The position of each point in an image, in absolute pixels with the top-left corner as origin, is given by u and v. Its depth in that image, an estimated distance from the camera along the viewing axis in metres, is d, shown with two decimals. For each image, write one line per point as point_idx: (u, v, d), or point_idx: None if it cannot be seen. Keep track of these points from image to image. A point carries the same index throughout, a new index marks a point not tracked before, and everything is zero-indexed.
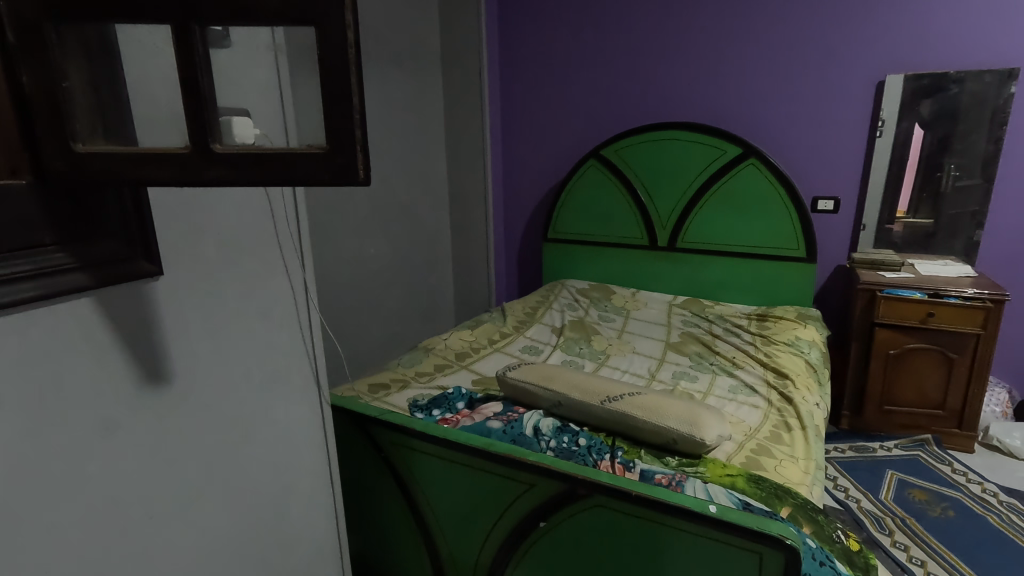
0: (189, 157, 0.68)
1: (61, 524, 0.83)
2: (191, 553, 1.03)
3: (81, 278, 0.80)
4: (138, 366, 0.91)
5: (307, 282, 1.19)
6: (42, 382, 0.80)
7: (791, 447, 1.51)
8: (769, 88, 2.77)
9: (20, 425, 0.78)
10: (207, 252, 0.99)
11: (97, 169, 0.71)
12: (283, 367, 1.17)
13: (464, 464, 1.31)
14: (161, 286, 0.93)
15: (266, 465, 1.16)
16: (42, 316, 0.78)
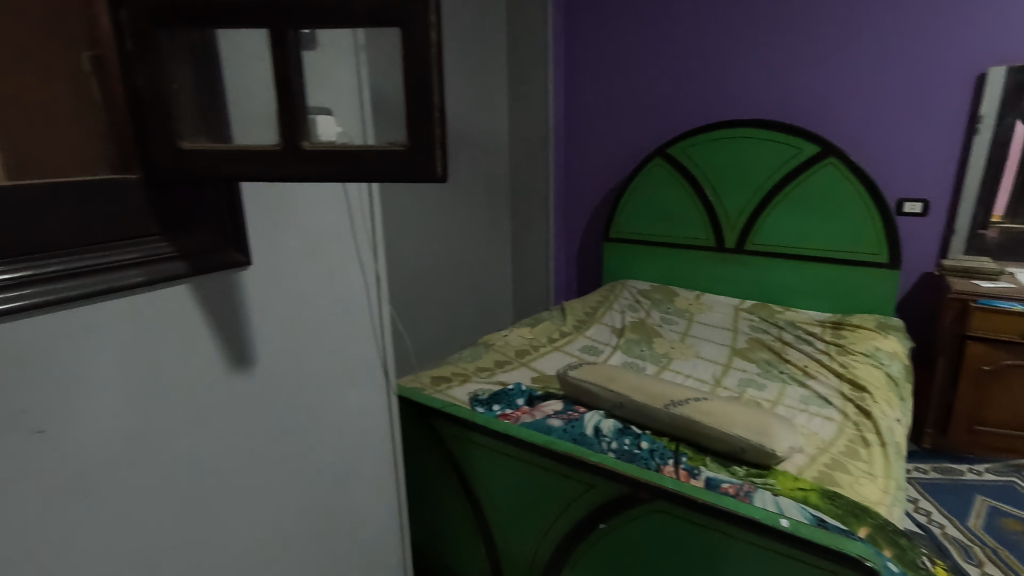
0: (280, 154, 0.72)
1: (155, 492, 0.91)
2: (266, 529, 1.09)
3: (179, 267, 0.86)
4: (226, 350, 0.97)
5: (378, 275, 1.23)
6: (144, 361, 0.87)
7: (869, 463, 1.42)
8: (852, 82, 2.62)
9: (123, 400, 0.85)
10: (289, 244, 1.04)
11: (197, 164, 0.76)
12: (354, 357, 1.21)
13: (524, 460, 1.32)
14: (248, 276, 0.98)
15: (336, 449, 1.21)
16: (145, 301, 0.85)
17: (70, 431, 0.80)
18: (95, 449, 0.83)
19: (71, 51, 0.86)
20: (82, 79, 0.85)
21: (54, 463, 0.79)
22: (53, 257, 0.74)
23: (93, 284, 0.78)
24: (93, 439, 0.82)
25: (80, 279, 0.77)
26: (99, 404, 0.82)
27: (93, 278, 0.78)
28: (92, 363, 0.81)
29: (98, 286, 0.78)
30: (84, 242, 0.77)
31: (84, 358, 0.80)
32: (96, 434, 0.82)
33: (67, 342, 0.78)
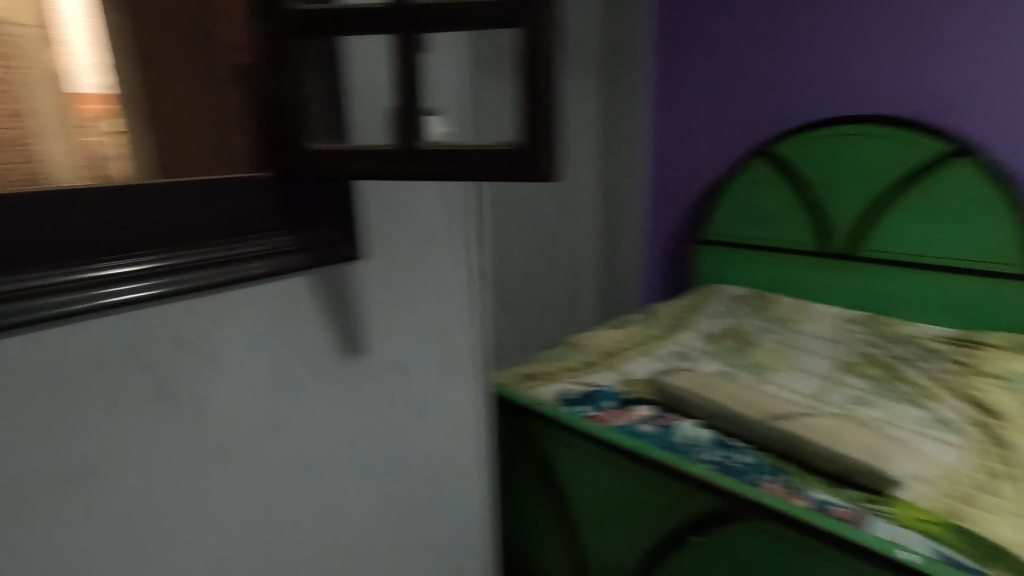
0: (398, 153, 0.76)
1: (275, 467, 0.98)
2: (368, 509, 1.14)
3: (300, 258, 0.92)
4: (339, 339, 1.03)
5: (477, 272, 1.26)
6: (270, 344, 0.94)
7: (1006, 500, 1.25)
8: (995, 65, 2.28)
9: (251, 379, 0.93)
10: (399, 241, 1.09)
11: (321, 162, 0.82)
12: (452, 351, 1.24)
13: (615, 464, 1.30)
14: (362, 269, 1.04)
15: (432, 440, 1.24)
16: (273, 289, 0.93)
17: (208, 404, 0.88)
18: (227, 423, 0.91)
19: (212, 64, 0.95)
20: (221, 87, 0.94)
21: (194, 433, 0.87)
22: (197, 247, 0.81)
23: (229, 273, 0.84)
24: (226, 414, 0.90)
25: (219, 269, 0.83)
26: (231, 381, 0.90)
27: (229, 267, 0.84)
28: (228, 344, 0.89)
29: (233, 275, 0.84)
30: (223, 234, 0.84)
31: (221, 339, 0.88)
32: (228, 410, 0.91)
33: (209, 324, 0.87)
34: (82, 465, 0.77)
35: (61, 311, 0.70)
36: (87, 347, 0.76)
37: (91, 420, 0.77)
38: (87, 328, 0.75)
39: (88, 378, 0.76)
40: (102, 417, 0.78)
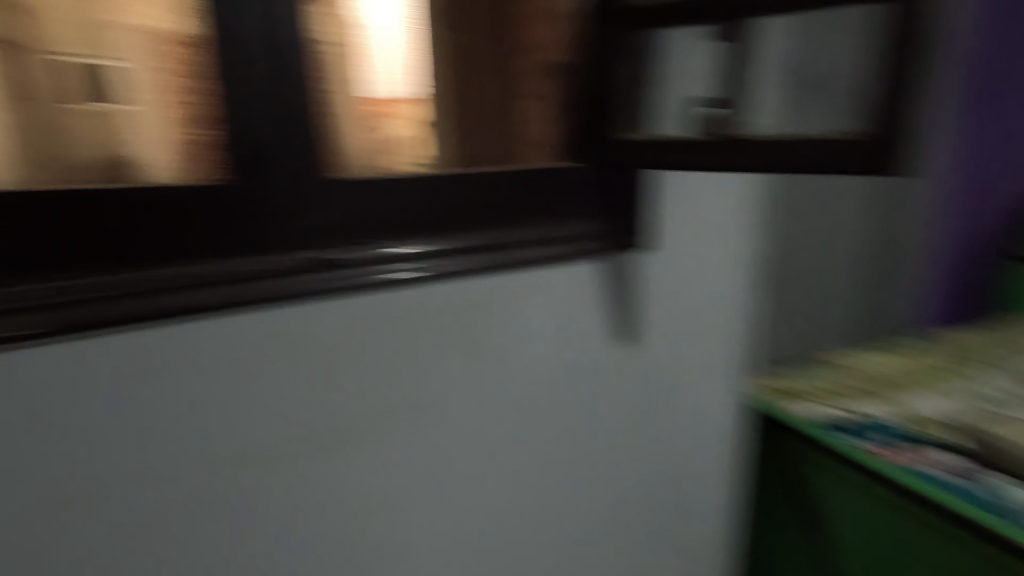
0: (722, 141, 0.74)
1: (555, 440, 1.02)
2: (619, 499, 1.12)
3: (601, 244, 0.96)
4: (622, 325, 1.03)
5: (761, 273, 1.17)
6: (567, 321, 0.97)
7: None
8: None
9: (549, 354, 0.97)
10: (689, 232, 1.06)
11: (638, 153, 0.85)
12: (725, 352, 1.17)
13: (909, 516, 0.96)
14: (652, 258, 1.03)
15: (692, 440, 1.19)
16: (575, 270, 0.96)
17: (511, 370, 0.94)
18: (525, 391, 0.96)
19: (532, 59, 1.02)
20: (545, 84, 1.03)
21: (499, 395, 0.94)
22: (526, 226, 0.90)
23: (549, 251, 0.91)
24: (524, 382, 0.96)
25: (542, 245, 0.91)
26: (532, 353, 0.95)
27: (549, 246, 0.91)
28: (533, 317, 0.94)
29: (537, 255, 0.90)
30: (546, 217, 0.92)
31: (529, 311, 0.93)
32: (526, 378, 0.96)
33: (521, 296, 0.92)
34: (418, 400, 0.88)
35: (419, 273, 0.82)
36: (427, 306, 0.85)
37: (429, 365, 0.88)
38: (435, 289, 0.86)
39: (431, 328, 0.86)
40: (435, 363, 0.88)
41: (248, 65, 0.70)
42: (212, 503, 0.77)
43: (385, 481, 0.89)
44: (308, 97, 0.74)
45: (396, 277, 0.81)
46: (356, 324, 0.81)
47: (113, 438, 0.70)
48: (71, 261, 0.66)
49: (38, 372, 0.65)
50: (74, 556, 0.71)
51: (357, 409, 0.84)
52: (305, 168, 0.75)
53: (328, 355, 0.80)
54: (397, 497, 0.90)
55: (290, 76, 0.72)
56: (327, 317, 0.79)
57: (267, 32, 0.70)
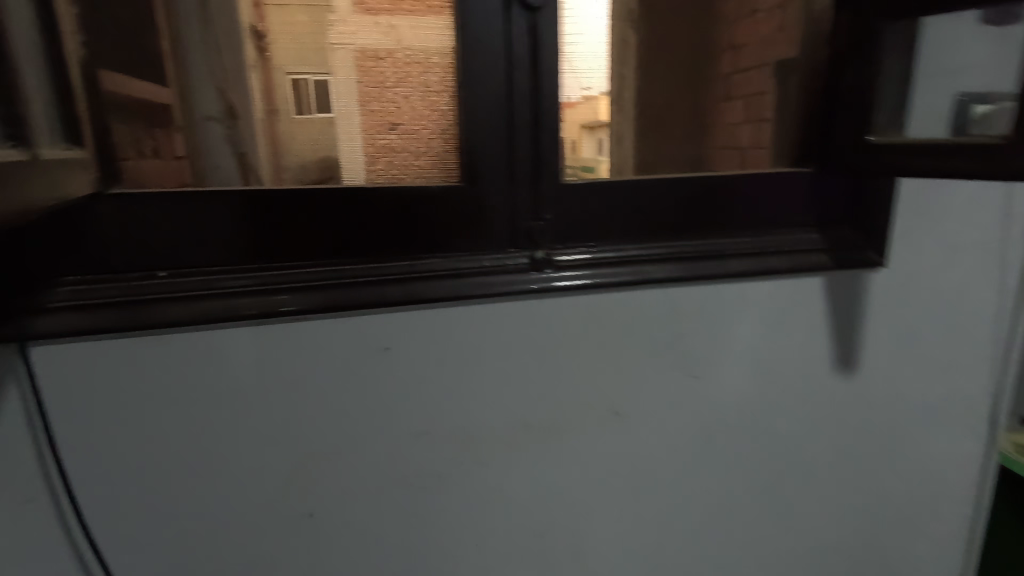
0: (1004, 147, 0.61)
1: (749, 469, 0.93)
2: (818, 542, 1.01)
3: (821, 259, 0.84)
4: (838, 351, 0.91)
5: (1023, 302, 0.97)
6: (776, 341, 0.88)
7: None
8: None
9: (751, 376, 0.88)
10: (931, 249, 0.90)
11: (883, 158, 0.75)
12: (965, 393, 0.99)
13: None
14: (881, 278, 0.89)
15: (912, 490, 1.02)
16: (790, 285, 0.86)
17: (711, 388, 0.87)
18: (722, 413, 0.89)
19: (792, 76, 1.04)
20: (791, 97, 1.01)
21: (694, 414, 0.88)
22: (736, 235, 0.83)
23: (762, 264, 0.82)
24: (722, 403, 0.89)
25: (756, 256, 0.83)
26: (734, 373, 0.88)
27: (764, 256, 0.83)
28: (738, 334, 0.86)
29: (756, 268, 0.82)
30: (761, 225, 0.84)
31: (735, 328, 0.85)
32: (725, 399, 0.89)
33: (728, 310, 0.84)
34: (619, 406, 0.84)
35: (632, 280, 0.78)
36: (634, 312, 0.80)
37: (633, 372, 0.83)
38: (647, 296, 0.80)
39: (641, 336, 0.82)
40: (639, 372, 0.83)
41: (488, 61, 0.70)
42: (423, 481, 0.79)
43: (579, 484, 0.86)
44: (545, 93, 0.72)
45: (609, 282, 0.77)
46: (569, 324, 0.78)
47: (349, 409, 0.74)
48: (322, 248, 0.70)
49: (297, 343, 0.70)
50: (309, 512, 0.76)
51: (561, 409, 0.82)
52: (529, 168, 0.74)
53: (541, 352, 0.79)
54: (580, 506, 0.88)
55: (526, 72, 0.71)
56: (543, 315, 0.77)
57: (515, 28, 0.70)
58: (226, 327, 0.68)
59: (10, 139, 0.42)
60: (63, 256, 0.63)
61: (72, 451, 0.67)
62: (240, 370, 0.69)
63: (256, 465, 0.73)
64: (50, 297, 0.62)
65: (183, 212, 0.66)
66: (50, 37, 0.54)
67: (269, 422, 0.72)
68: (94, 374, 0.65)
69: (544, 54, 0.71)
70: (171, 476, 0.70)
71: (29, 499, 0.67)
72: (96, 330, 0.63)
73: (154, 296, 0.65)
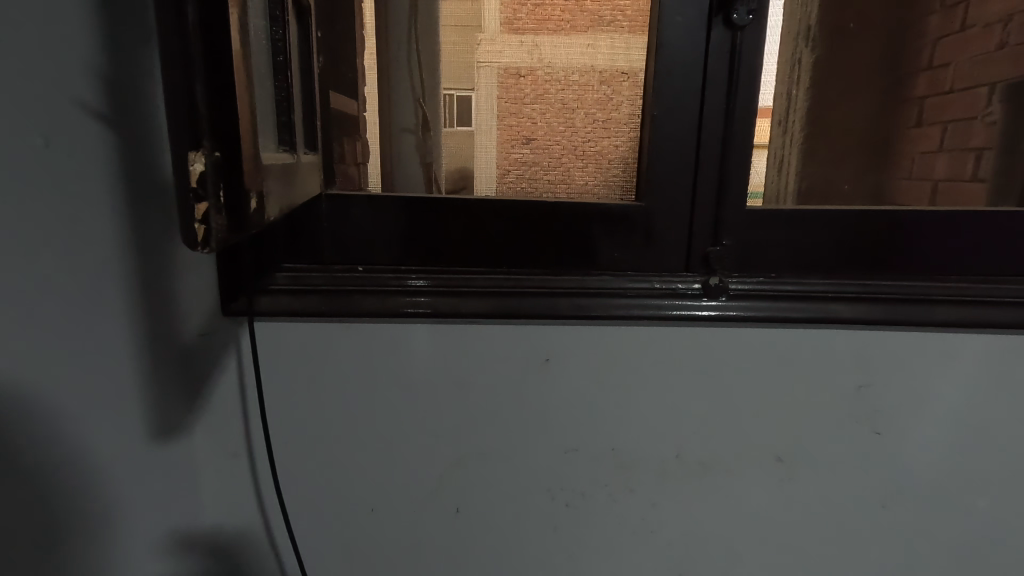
0: None
1: (933, 545, 0.81)
2: None
3: None
4: None
5: None
6: (985, 404, 0.75)
7: None
8: None
9: (947, 440, 0.77)
10: None
11: None
12: None
13: None
14: None
15: None
16: (1011, 342, 0.73)
17: (895, 447, 0.77)
18: (907, 477, 0.79)
19: None
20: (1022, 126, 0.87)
21: (873, 473, 0.78)
22: (945, 279, 0.73)
23: (982, 314, 0.70)
24: (908, 465, 0.78)
25: (975, 305, 0.71)
26: (925, 435, 0.77)
27: (984, 306, 0.71)
28: (936, 390, 0.75)
29: (971, 317, 0.70)
30: (975, 271, 0.73)
31: (933, 382, 0.75)
32: (912, 462, 0.78)
33: (926, 363, 0.74)
34: (785, 452, 0.78)
35: (816, 315, 0.71)
36: (813, 351, 0.74)
37: (806, 417, 0.76)
38: (832, 336, 0.73)
39: (817, 379, 0.75)
40: (810, 417, 0.76)
41: (683, 81, 0.69)
42: (569, 496, 0.79)
43: (728, 528, 0.81)
44: (737, 116, 0.69)
45: (789, 316, 0.71)
46: (735, 355, 0.74)
47: (506, 413, 0.76)
48: (498, 257, 0.73)
49: (468, 345, 0.73)
50: (456, 506, 0.79)
51: (719, 444, 0.77)
52: (710, 189, 0.71)
53: (703, 381, 0.75)
54: (728, 551, 0.82)
55: (720, 92, 0.69)
56: (711, 343, 0.73)
57: (714, 46, 0.68)
58: (408, 323, 0.73)
59: (284, 143, 0.49)
60: (287, 248, 0.72)
61: (271, 417, 0.75)
62: (414, 363, 0.74)
63: (416, 454, 0.77)
64: (271, 281, 0.71)
65: (383, 216, 0.73)
66: (306, 56, 0.62)
67: (433, 416, 0.76)
68: (296, 352, 0.73)
69: (741, 73, 0.68)
70: (345, 451, 0.77)
71: (232, 454, 0.77)
72: (302, 313, 0.70)
73: (352, 288, 0.71)
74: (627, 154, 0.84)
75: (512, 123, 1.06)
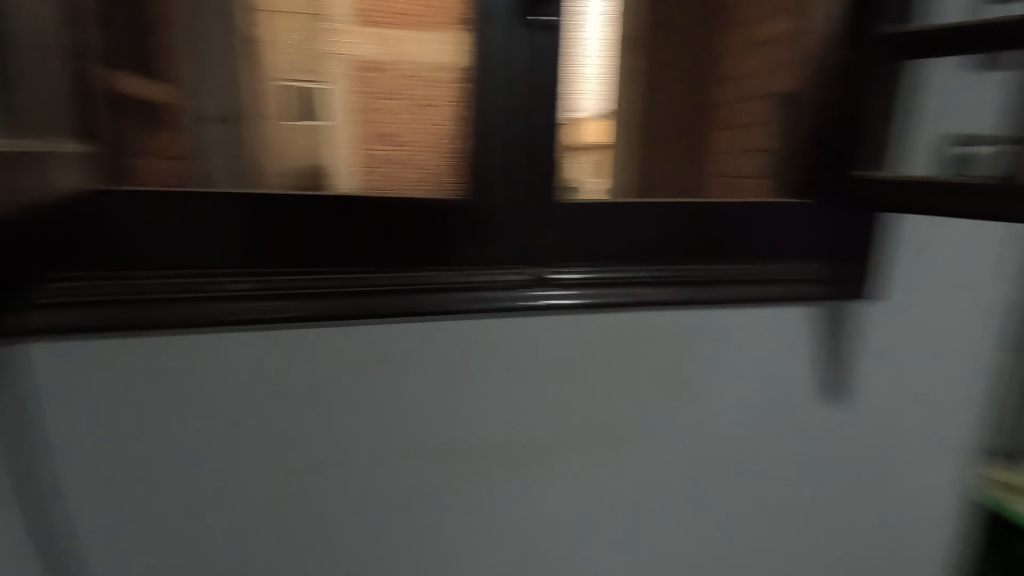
0: None
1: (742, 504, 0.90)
2: None
3: (812, 288, 0.83)
4: (831, 383, 0.88)
5: (1010, 343, 0.95)
6: (774, 371, 0.85)
7: None
8: None
9: (747, 407, 0.86)
10: (923, 285, 0.88)
11: (876, 199, 0.74)
12: (950, 434, 0.96)
13: None
14: (874, 314, 0.87)
15: (911, 532, 0.98)
16: (785, 314, 0.84)
17: (707, 418, 0.85)
18: (718, 444, 0.86)
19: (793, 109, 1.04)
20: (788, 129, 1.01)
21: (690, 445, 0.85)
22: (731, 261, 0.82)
23: (757, 291, 0.81)
24: (717, 434, 0.86)
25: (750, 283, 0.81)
26: (728, 404, 0.85)
27: (758, 284, 0.81)
28: (734, 362, 0.84)
29: (747, 295, 0.81)
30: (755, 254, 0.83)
31: (731, 355, 0.83)
32: (721, 431, 0.86)
33: (723, 337, 0.82)
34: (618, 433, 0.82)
35: (635, 299, 0.77)
36: (628, 334, 0.79)
37: (639, 398, 0.81)
38: (644, 319, 0.79)
39: (636, 360, 0.80)
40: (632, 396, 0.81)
41: (493, 78, 0.71)
42: (419, 502, 0.77)
43: (569, 514, 0.83)
44: (545, 114, 0.73)
45: (599, 302, 0.77)
46: (561, 342, 0.77)
47: (337, 421, 0.71)
48: (318, 255, 0.70)
49: (291, 351, 0.68)
50: (288, 529, 0.73)
51: (554, 431, 0.79)
52: (524, 184, 0.74)
53: (534, 369, 0.77)
54: (571, 535, 0.84)
55: (525, 90, 0.72)
56: (537, 331, 0.76)
57: (518, 45, 0.70)
58: (216, 332, 0.66)
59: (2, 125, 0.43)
60: (56, 254, 0.62)
61: (46, 453, 0.64)
62: (226, 375, 0.67)
63: (235, 477, 0.69)
64: (37, 293, 0.61)
65: (179, 214, 0.65)
66: (63, 33, 0.54)
67: (263, 433, 0.69)
68: (75, 374, 0.63)
69: (545, 72, 0.71)
70: (159, 484, 0.67)
71: (1, 505, 0.63)
72: (83, 328, 0.62)
73: (143, 296, 0.63)
74: (444, 147, 0.82)
75: (373, 117, 0.90)
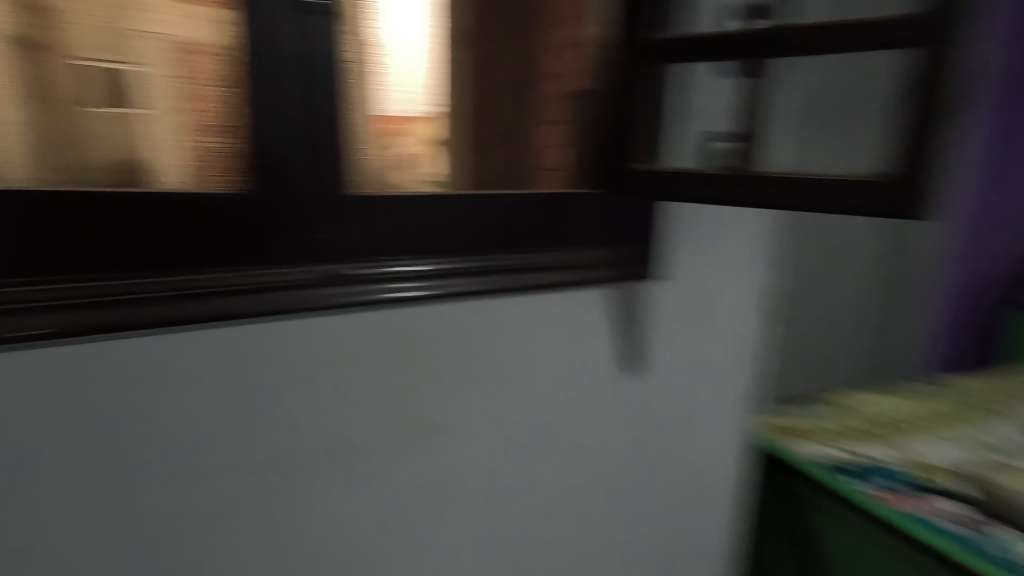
0: (754, 178, 0.73)
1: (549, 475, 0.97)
2: (621, 539, 1.07)
3: (596, 270, 0.91)
4: (623, 356, 0.97)
5: (770, 312, 1.11)
6: (567, 349, 0.92)
7: None
8: None
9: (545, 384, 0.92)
10: (695, 263, 1.00)
11: (653, 185, 0.84)
12: (728, 393, 1.10)
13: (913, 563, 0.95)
14: (654, 291, 0.97)
15: (701, 481, 1.11)
16: (574, 296, 0.91)
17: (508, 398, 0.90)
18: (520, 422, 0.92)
19: None
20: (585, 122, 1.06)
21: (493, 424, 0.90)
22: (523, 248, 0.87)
23: (546, 275, 0.87)
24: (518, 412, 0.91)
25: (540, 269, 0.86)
26: (527, 384, 0.91)
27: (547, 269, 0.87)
28: (529, 344, 0.89)
29: (537, 281, 0.86)
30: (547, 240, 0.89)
31: (526, 337, 0.89)
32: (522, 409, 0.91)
33: (517, 322, 0.88)
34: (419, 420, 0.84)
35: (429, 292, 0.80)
36: (421, 324, 0.81)
37: (438, 385, 0.85)
38: (437, 309, 0.82)
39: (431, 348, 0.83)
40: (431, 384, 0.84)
41: (262, 67, 0.68)
42: (212, 512, 0.75)
43: (377, 504, 0.85)
44: (322, 106, 0.71)
45: (392, 295, 0.78)
46: (352, 337, 0.77)
47: (106, 435, 0.68)
48: (61, 261, 0.64)
49: (40, 367, 0.64)
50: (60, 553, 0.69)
51: (353, 424, 0.80)
52: (303, 177, 0.72)
53: (327, 365, 0.77)
54: (381, 525, 0.86)
55: (296, 80, 0.69)
56: (327, 329, 0.76)
57: (285, 32, 0.67)
58: None
59: None
60: None
61: None
62: None
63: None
64: None
65: None
66: None
67: (25, 455, 0.65)
68: None
69: (318, 62, 0.69)
70: None
71: None
72: None
73: None
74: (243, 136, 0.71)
75: (194, 100, 0.74)
